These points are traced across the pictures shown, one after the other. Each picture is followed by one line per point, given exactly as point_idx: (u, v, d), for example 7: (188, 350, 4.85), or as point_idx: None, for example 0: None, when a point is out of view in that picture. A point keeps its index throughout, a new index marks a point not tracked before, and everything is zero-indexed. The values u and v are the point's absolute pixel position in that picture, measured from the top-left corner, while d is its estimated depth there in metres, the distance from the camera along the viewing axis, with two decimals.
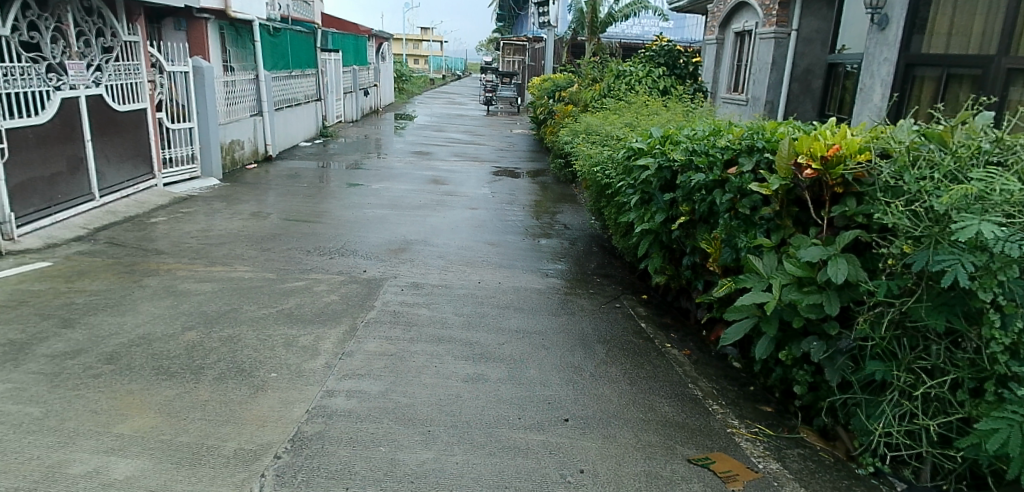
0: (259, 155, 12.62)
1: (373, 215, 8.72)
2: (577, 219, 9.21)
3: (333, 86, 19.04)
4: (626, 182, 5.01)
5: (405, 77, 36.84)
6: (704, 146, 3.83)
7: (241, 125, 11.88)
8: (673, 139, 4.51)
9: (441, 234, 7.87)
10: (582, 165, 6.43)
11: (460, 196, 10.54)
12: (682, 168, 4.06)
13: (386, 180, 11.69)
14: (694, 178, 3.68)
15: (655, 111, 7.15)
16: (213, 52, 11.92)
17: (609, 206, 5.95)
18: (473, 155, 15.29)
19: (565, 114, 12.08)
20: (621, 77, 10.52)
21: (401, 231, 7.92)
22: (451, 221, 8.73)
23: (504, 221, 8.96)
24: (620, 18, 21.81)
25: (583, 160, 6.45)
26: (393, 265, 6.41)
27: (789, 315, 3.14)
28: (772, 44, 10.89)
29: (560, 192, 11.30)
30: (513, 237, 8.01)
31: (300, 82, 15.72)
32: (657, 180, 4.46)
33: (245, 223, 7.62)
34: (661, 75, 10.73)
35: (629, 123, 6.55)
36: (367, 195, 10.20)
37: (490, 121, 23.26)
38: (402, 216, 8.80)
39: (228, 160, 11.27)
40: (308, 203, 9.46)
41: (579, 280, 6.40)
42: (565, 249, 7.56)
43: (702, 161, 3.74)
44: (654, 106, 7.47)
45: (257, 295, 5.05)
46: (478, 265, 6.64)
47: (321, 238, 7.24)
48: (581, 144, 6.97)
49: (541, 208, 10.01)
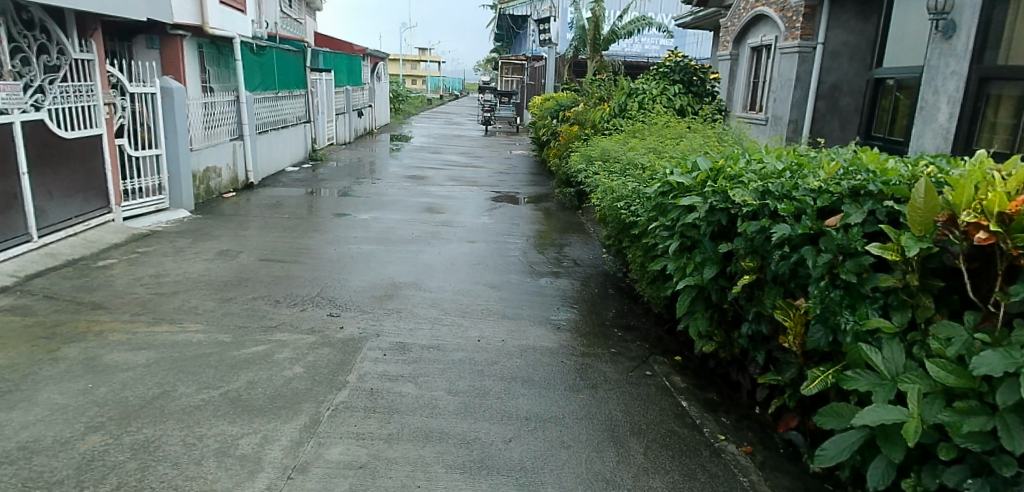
0: (239, 183, 11.63)
1: (357, 252, 7.72)
2: (587, 253, 8.22)
3: (324, 107, 18.13)
4: (659, 222, 4.07)
5: (400, 97, 35.94)
6: (782, 186, 2.94)
7: (219, 150, 10.91)
8: (726, 172, 3.61)
9: (433, 275, 6.86)
10: (600, 198, 5.47)
11: (457, 226, 9.56)
12: (746, 214, 3.14)
13: (377, 208, 10.73)
14: (775, 231, 2.72)
15: (683, 135, 6.18)
16: (191, 73, 11.00)
17: (634, 246, 4.99)
18: (471, 179, 14.36)
19: (573, 135, 11.14)
20: (634, 96, 9.64)
21: (388, 271, 6.91)
22: (446, 257, 7.73)
23: (506, 256, 7.96)
24: (624, 35, 20.98)
25: (601, 191, 5.50)
26: (375, 317, 5.41)
27: (931, 438, 2.21)
28: (795, 59, 10.18)
29: (566, 221, 10.33)
30: (516, 276, 7.03)
31: (287, 104, 14.84)
32: (706, 225, 3.52)
33: (209, 265, 6.64)
34: (677, 92, 9.77)
35: (654, 149, 5.63)
36: (354, 227, 9.22)
37: (488, 141, 22.35)
38: (390, 252, 7.80)
39: (203, 190, 10.29)
40: (287, 237, 8.46)
41: (597, 333, 5.40)
42: (577, 291, 6.57)
43: (783, 207, 2.81)
44: (677, 128, 6.57)
45: (201, 369, 4.05)
46: (476, 316, 5.64)
47: (294, 282, 6.24)
48: (597, 172, 6.04)
49: (546, 239, 9.02)
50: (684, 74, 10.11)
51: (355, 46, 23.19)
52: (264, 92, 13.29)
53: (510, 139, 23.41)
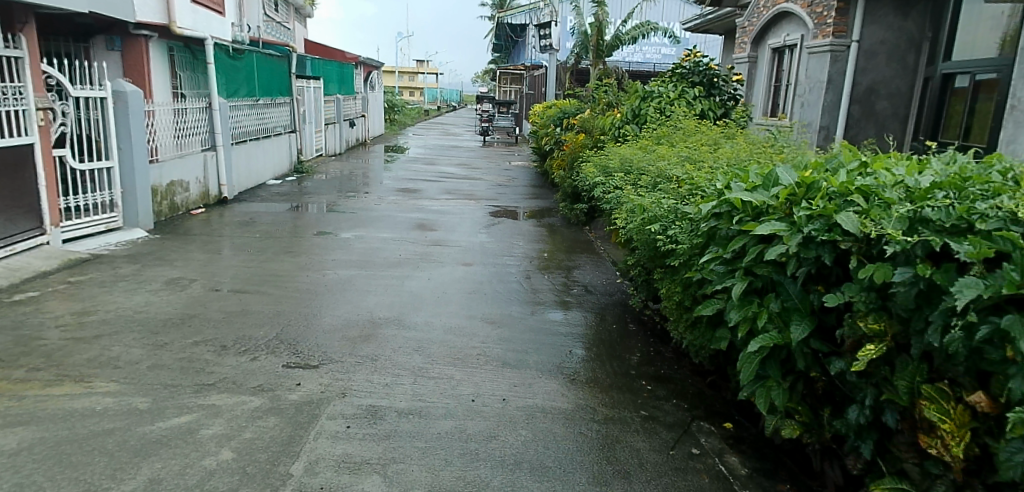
0: (210, 197, 10.51)
1: (333, 278, 6.64)
2: (600, 279, 7.14)
3: (312, 116, 17.10)
4: (715, 251, 3.15)
5: (397, 106, 34.86)
6: (953, 223, 2.28)
7: (187, 163, 9.82)
8: (819, 189, 2.73)
9: (420, 308, 5.77)
10: (622, 218, 4.45)
11: (451, 246, 8.51)
12: (878, 256, 2.43)
13: (363, 225, 9.67)
14: (967, 292, 2.04)
15: (719, 144, 5.21)
16: (158, 77, 10.06)
17: (668, 278, 4.03)
18: (468, 192, 13.33)
19: (580, 144, 10.16)
20: (648, 100, 8.63)
21: (368, 303, 5.83)
22: (437, 284, 6.66)
23: (507, 282, 6.88)
24: (628, 41, 20.00)
25: (624, 208, 4.51)
26: (342, 369, 4.32)
27: None
28: (826, 59, 9.17)
29: (573, 239, 9.29)
30: (519, 308, 5.97)
31: (269, 112, 13.80)
32: (800, 267, 2.62)
33: (150, 299, 5.58)
34: (697, 96, 8.76)
35: (689, 158, 4.66)
36: (335, 247, 8.17)
37: (487, 152, 21.32)
38: (372, 278, 6.73)
39: (167, 206, 9.18)
40: (256, 260, 7.38)
41: (622, 387, 4.31)
42: (592, 327, 5.51)
43: (973, 254, 2.13)
44: (710, 134, 5.56)
45: (89, 461, 3.03)
46: (470, 364, 4.56)
47: (250, 321, 5.16)
48: (617, 185, 5.04)
49: (552, 261, 7.94)
50: (704, 75, 9.03)
51: (347, 54, 22.22)
52: (241, 100, 12.24)
53: (509, 150, 22.40)
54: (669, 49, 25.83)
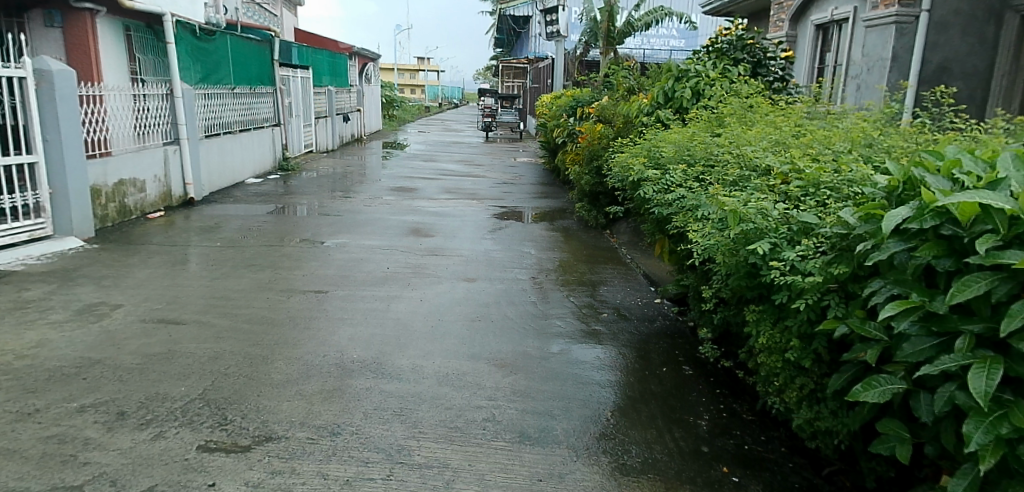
0: (174, 199, 9.10)
1: (301, 301, 5.24)
2: (633, 301, 5.74)
3: (300, 108, 15.73)
4: (889, 291, 2.16)
5: (397, 101, 33.38)
6: None
7: (143, 159, 8.43)
8: None
9: (408, 346, 4.39)
10: (694, 226, 3.09)
11: (450, 255, 7.16)
12: None
13: (348, 230, 8.32)
14: None
15: (808, 124, 3.91)
16: (108, 58, 8.73)
17: (769, 316, 2.76)
18: (470, 191, 11.98)
19: (601, 137, 8.76)
20: (685, 79, 7.25)
21: (339, 340, 4.43)
22: (432, 309, 5.27)
23: (520, 304, 5.50)
24: (641, 27, 18.62)
25: (694, 213, 3.19)
26: (284, 454, 2.97)
27: None
28: (889, 33, 7.80)
29: (593, 246, 7.95)
30: (535, 342, 4.61)
31: (248, 103, 12.44)
32: None
33: (48, 334, 4.22)
34: (741, 74, 7.33)
35: (787, 146, 3.39)
36: (309, 257, 6.80)
37: (491, 148, 19.96)
38: (351, 301, 5.35)
39: (116, 210, 7.83)
40: (209, 273, 5.98)
41: (694, 478, 2.96)
42: (635, 371, 4.15)
43: None
44: (789, 113, 4.25)
45: None
46: (473, 439, 3.21)
47: (172, 369, 3.79)
48: (675, 177, 3.69)
49: (572, 275, 6.56)
50: (748, 53, 7.63)
51: (340, 44, 20.86)
52: (214, 88, 10.86)
53: (513, 146, 21.01)
54: (677, 41, 24.45)
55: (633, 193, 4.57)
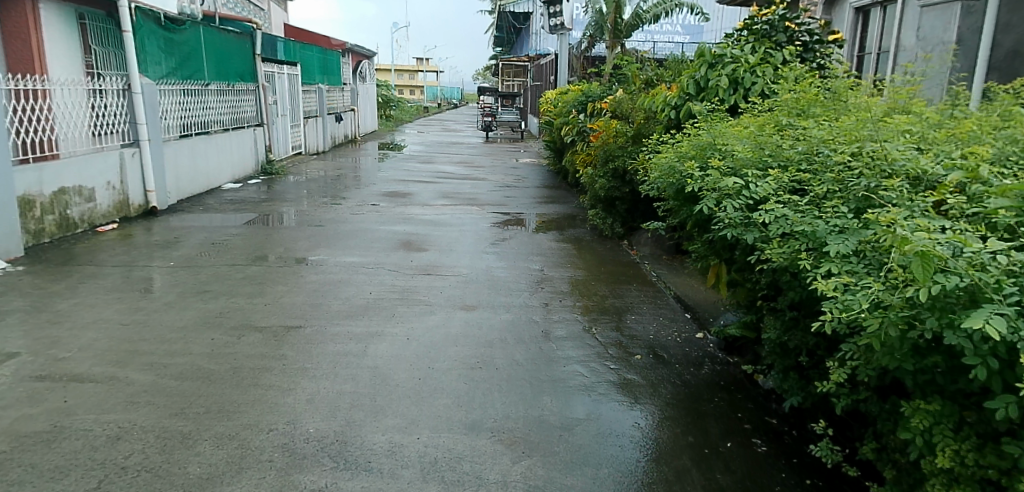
0: (132, 209, 7.98)
1: (254, 341, 4.16)
2: (669, 336, 4.67)
3: (287, 107, 14.67)
4: None
5: (394, 102, 32.33)
6: None
7: (93, 163, 7.35)
8: None
9: (383, 412, 3.31)
10: (833, 266, 2.25)
11: (445, 274, 6.09)
12: None
13: (327, 243, 7.24)
14: None
15: (918, 110, 3.20)
16: (55, 48, 7.71)
17: (950, 419, 2.07)
18: (470, 195, 10.93)
19: (618, 134, 7.71)
20: (719, 66, 6.20)
21: (292, 405, 3.34)
22: (419, 352, 4.18)
23: (530, 342, 4.41)
24: (649, 19, 17.60)
25: (826, 245, 2.36)
26: None
27: None
28: (953, 13, 6.75)
29: (611, 262, 6.90)
30: (552, 400, 3.55)
31: (226, 102, 11.37)
32: None
33: None
34: (786, 60, 6.25)
35: (934, 147, 2.65)
36: (276, 278, 5.72)
37: (491, 149, 18.94)
38: (318, 340, 4.25)
39: (55, 223, 6.76)
40: (149, 301, 4.88)
41: None
42: (690, 451, 3.11)
43: None
44: (875, 99, 3.50)
45: None
46: None
47: (45, 463, 2.71)
48: (766, 183, 2.82)
49: (590, 298, 5.50)
50: (790, 36, 6.51)
51: (333, 39, 19.78)
52: (186, 84, 9.78)
53: (514, 146, 19.97)
54: (681, 36, 24.21)
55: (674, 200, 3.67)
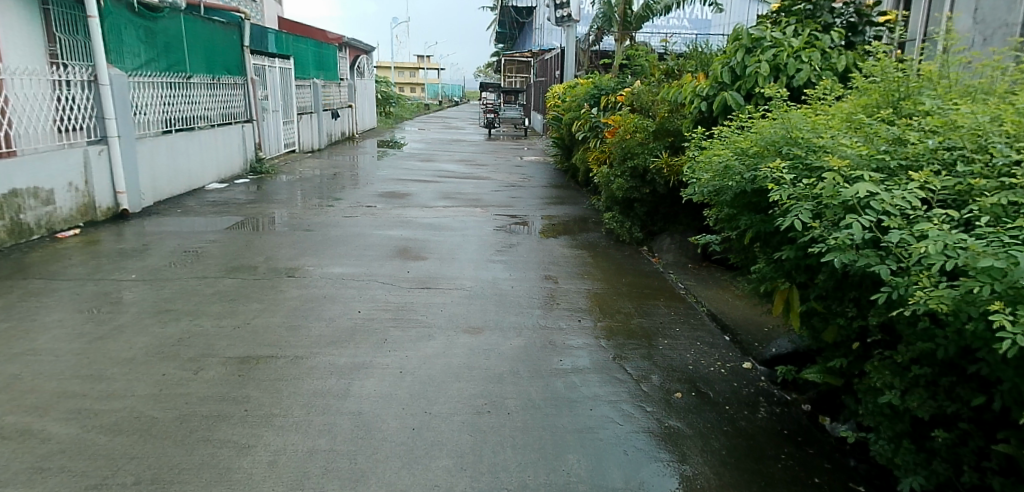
0: (99, 212, 7.26)
1: (213, 378, 3.42)
2: (712, 368, 3.92)
3: (279, 103, 13.93)
4: None
5: (394, 100, 31.61)
6: None
7: (53, 161, 6.63)
8: None
9: (365, 483, 2.59)
10: None
11: (446, 288, 5.35)
12: None
13: (315, 250, 6.50)
14: None
15: None
16: (8, 37, 7.04)
17: None
18: (472, 196, 10.20)
19: (638, 129, 6.97)
20: (759, 50, 5.50)
21: (248, 471, 2.62)
22: (413, 391, 3.44)
23: (548, 376, 3.67)
24: (659, 10, 16.84)
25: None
26: None
27: None
28: None
29: (631, 271, 6.17)
30: (579, 460, 2.83)
31: (213, 96, 10.64)
32: None
33: None
34: (834, 44, 5.56)
35: None
36: (251, 293, 4.98)
37: (494, 146, 18.20)
38: (290, 376, 3.52)
39: (5, 229, 6.04)
40: (96, 324, 4.15)
41: None
42: None
43: None
44: (976, 85, 2.98)
45: None
46: None
47: None
48: (899, 196, 2.24)
49: (614, 317, 4.77)
50: (835, 16, 5.83)
51: (329, 34, 19.07)
52: (165, 76, 9.05)
53: (518, 143, 19.23)
54: (687, 30, 23.45)
55: (731, 204, 3.07)
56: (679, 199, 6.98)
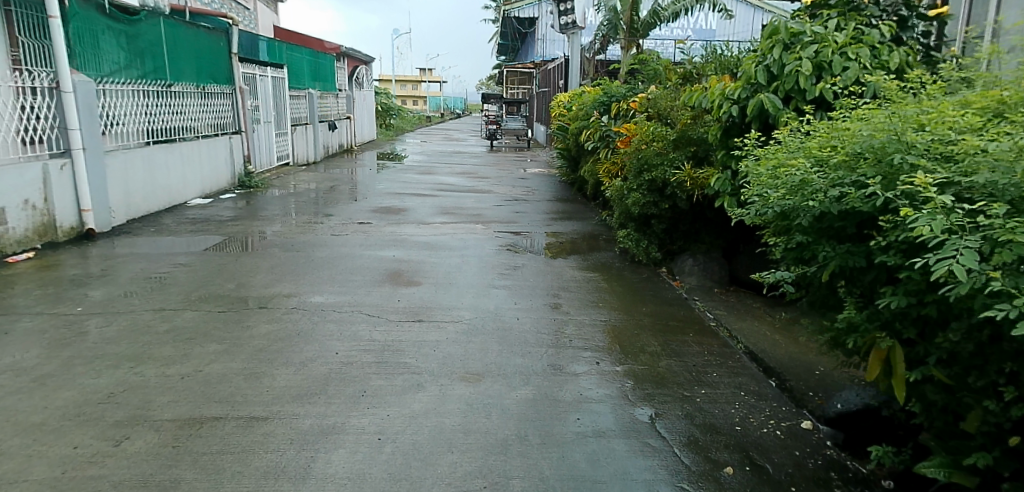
0: (60, 232, 6.58)
1: (140, 455, 2.72)
2: (765, 430, 3.22)
3: (272, 113, 13.30)
4: None
5: (395, 111, 31.02)
6: None
7: (6, 177, 5.94)
8: None
9: None
10: None
11: (440, 320, 4.64)
12: None
13: (295, 274, 5.81)
14: None
15: None
16: None
17: None
18: (473, 211, 9.51)
19: (656, 138, 6.28)
20: (801, 45, 4.78)
21: None
22: (394, 469, 2.74)
23: (564, 446, 2.96)
24: (667, 17, 16.14)
25: None
26: None
27: None
28: None
29: (651, 298, 5.47)
30: None
31: (197, 105, 9.95)
32: None
33: None
34: (884, 38, 4.83)
35: None
36: (213, 329, 4.27)
37: (496, 158, 17.51)
38: (242, 450, 2.81)
39: None
40: (18, 374, 3.44)
41: None
42: None
43: None
44: None
45: None
46: None
47: None
48: None
49: (639, 357, 4.07)
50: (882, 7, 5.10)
51: (327, 43, 18.53)
52: (144, 85, 8.37)
53: (521, 155, 18.55)
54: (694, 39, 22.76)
55: (805, 229, 2.43)
56: (703, 214, 6.25)
